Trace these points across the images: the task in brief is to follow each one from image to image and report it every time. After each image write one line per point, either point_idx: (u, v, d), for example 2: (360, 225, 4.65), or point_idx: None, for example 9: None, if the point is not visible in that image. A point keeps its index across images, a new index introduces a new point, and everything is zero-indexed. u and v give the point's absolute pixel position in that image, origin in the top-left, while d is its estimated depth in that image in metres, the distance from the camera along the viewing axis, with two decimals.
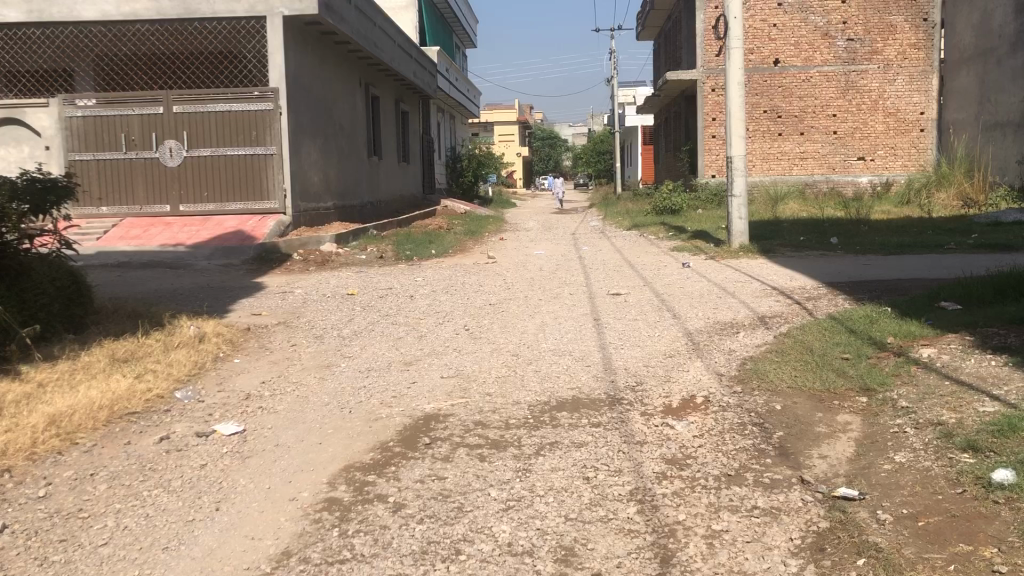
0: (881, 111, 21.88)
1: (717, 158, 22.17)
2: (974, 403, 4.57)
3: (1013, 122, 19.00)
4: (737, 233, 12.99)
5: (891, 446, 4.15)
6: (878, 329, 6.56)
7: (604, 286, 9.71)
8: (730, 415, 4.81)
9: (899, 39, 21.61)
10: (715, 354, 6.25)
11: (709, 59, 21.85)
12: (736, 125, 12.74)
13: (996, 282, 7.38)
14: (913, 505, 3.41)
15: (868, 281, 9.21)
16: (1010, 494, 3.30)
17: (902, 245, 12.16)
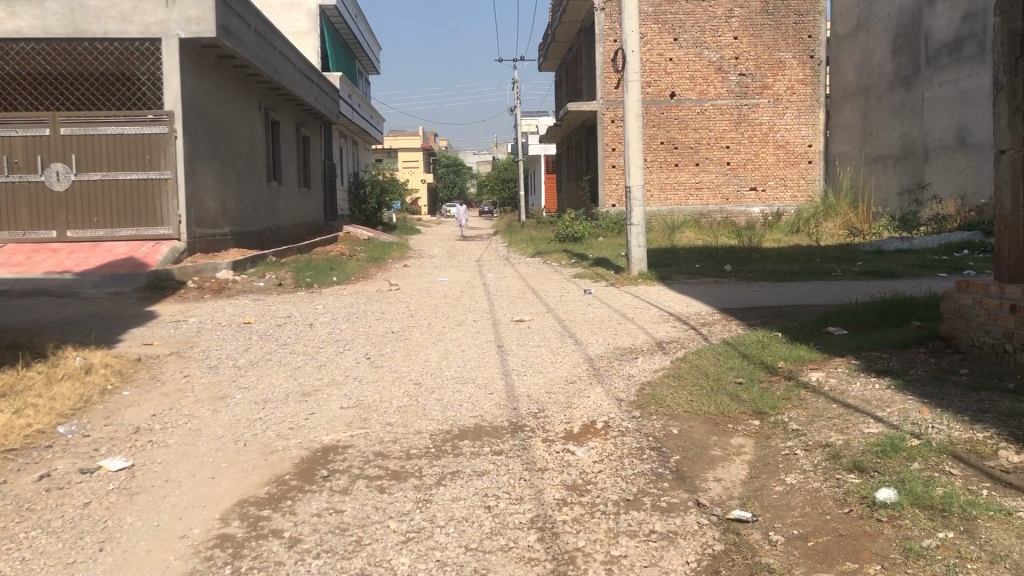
0: (772, 143, 22.78)
1: (617, 188, 22.63)
2: (859, 424, 4.77)
3: (893, 156, 20.05)
4: (636, 260, 13.25)
5: (782, 467, 4.28)
6: (769, 354, 6.78)
7: (507, 313, 9.76)
8: (629, 440, 4.88)
9: (788, 74, 22.53)
10: (615, 379, 6.35)
11: (608, 90, 22.36)
12: (635, 155, 13.04)
13: (879, 308, 7.77)
14: (803, 526, 3.51)
15: (760, 307, 9.53)
16: (892, 513, 3.45)
17: (792, 272, 12.62)
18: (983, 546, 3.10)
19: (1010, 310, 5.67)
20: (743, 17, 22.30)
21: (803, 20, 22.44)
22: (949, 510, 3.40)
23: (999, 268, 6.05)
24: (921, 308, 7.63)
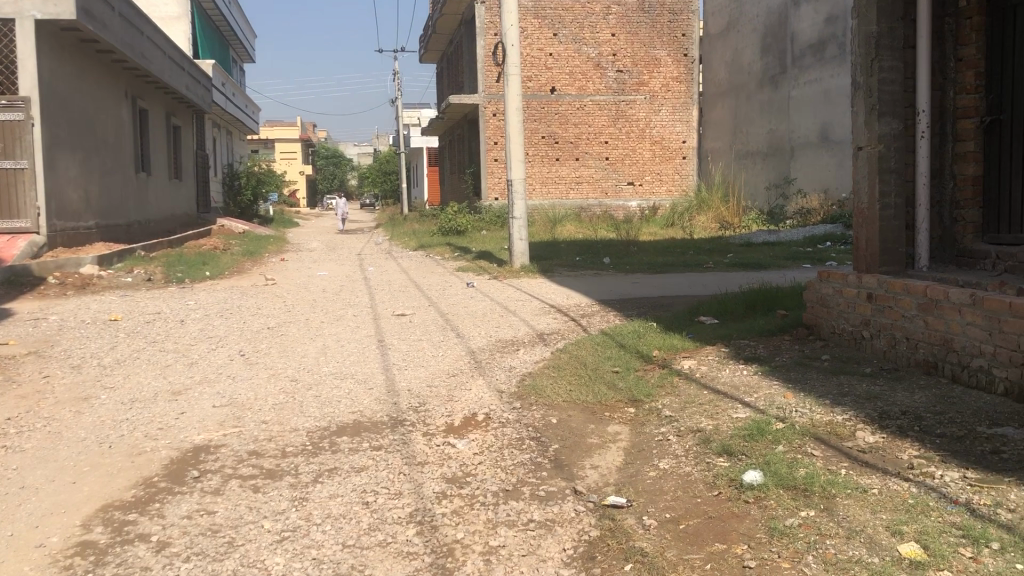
0: (648, 139, 23.39)
1: (499, 181, 22.75)
2: (728, 410, 4.95)
3: (762, 152, 20.92)
4: (519, 253, 13.35)
5: (655, 453, 4.39)
6: (644, 343, 6.96)
7: (388, 307, 9.67)
8: (509, 430, 4.92)
9: (663, 72, 23.16)
10: (496, 371, 6.38)
11: (489, 84, 22.42)
12: (515, 148, 13.13)
13: (747, 297, 8.09)
14: (675, 509, 3.62)
15: (636, 298, 9.78)
16: (758, 494, 3.61)
17: (666, 264, 13.02)
18: (840, 522, 3.26)
19: (867, 298, 6.01)
20: (620, 15, 22.74)
21: (677, 19, 23.10)
22: (809, 489, 3.58)
23: (856, 259, 6.39)
24: (785, 297, 8.00)
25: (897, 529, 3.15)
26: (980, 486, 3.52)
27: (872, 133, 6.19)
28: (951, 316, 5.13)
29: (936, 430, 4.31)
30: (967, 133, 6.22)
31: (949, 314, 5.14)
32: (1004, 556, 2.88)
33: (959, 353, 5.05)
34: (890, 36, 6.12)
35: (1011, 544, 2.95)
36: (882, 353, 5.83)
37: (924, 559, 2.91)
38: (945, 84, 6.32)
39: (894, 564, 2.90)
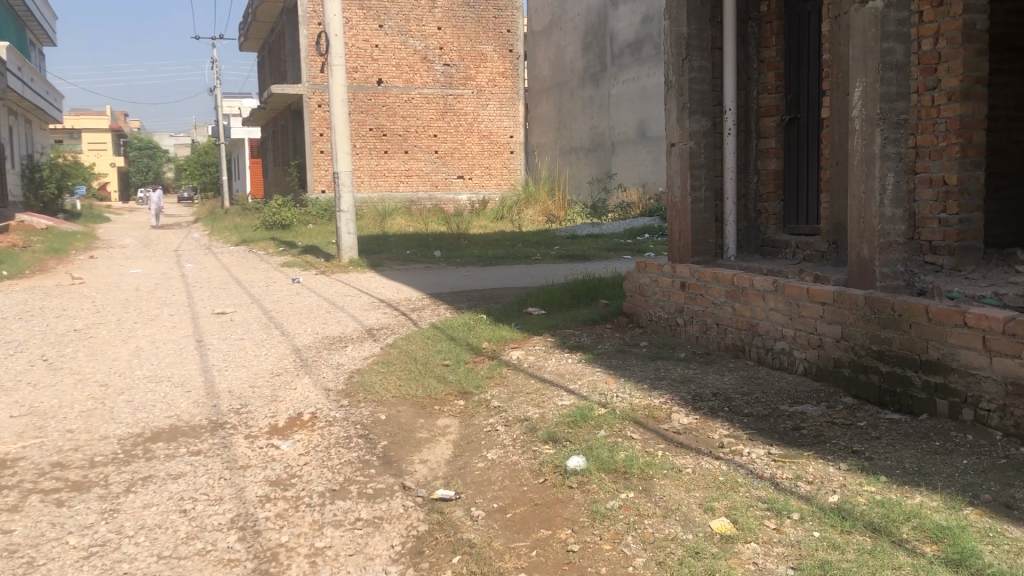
0: (476, 133, 23.58)
1: (325, 174, 22.29)
2: (554, 397, 5.08)
3: (585, 147, 21.60)
4: (347, 248, 13.12)
5: (484, 444, 4.44)
6: (474, 335, 7.01)
7: (208, 305, 9.26)
8: (336, 429, 4.82)
9: (489, 67, 23.42)
10: (323, 369, 6.25)
11: (313, 74, 21.89)
12: (341, 141, 12.88)
13: (572, 287, 8.31)
14: (502, 499, 3.66)
15: (466, 290, 9.84)
16: (581, 478, 3.72)
17: (495, 257, 13.18)
18: (658, 502, 3.41)
19: (681, 287, 6.32)
20: (446, 8, 22.75)
21: (502, 15, 23.38)
22: (629, 472, 3.73)
23: (672, 250, 6.68)
24: (607, 288, 8.31)
25: (709, 505, 3.32)
26: (783, 461, 3.77)
27: (683, 130, 6.48)
28: (756, 302, 5.46)
29: (744, 409, 4.59)
30: (769, 131, 6.65)
31: (755, 300, 5.47)
32: (803, 525, 3.10)
33: (763, 337, 5.40)
34: (699, 37, 6.43)
35: (809, 513, 3.18)
36: (695, 338, 6.15)
37: (733, 532, 3.08)
38: (749, 84, 6.73)
39: (706, 539, 3.06)
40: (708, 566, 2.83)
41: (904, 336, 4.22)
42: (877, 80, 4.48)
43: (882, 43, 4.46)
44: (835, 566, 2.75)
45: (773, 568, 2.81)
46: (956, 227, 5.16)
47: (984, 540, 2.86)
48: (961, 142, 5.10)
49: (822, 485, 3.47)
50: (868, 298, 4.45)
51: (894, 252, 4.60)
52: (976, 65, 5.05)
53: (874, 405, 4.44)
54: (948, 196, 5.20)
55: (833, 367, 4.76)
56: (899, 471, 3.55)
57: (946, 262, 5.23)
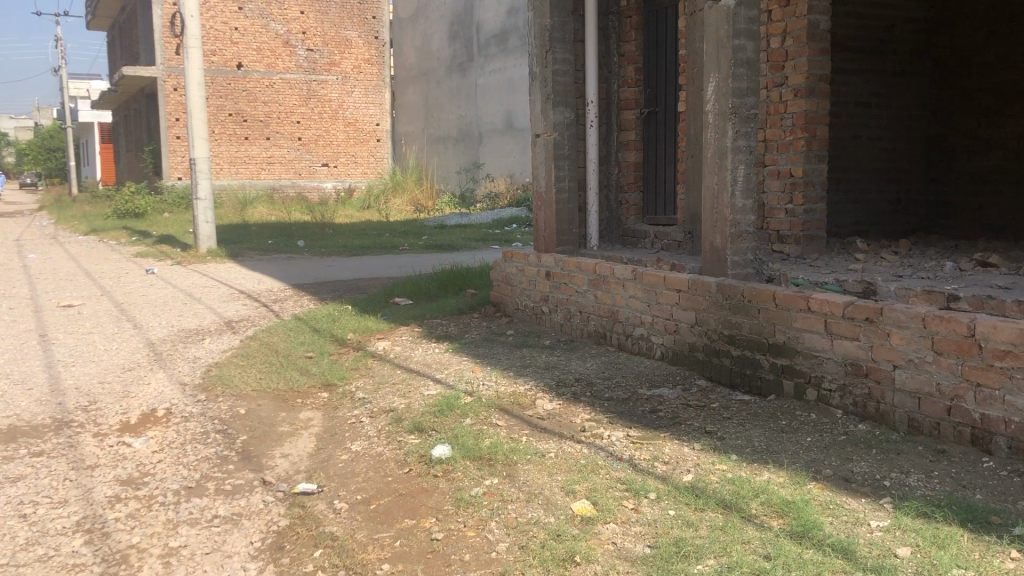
0: (342, 120, 23.22)
1: (182, 160, 21.41)
2: (420, 387, 5.07)
3: (452, 136, 21.61)
4: (205, 237, 12.63)
5: (348, 436, 4.38)
6: (338, 326, 6.90)
7: (51, 298, 8.74)
8: (192, 425, 4.65)
9: (354, 53, 23.11)
10: (179, 363, 6.00)
11: (168, 56, 20.97)
12: (199, 126, 12.38)
13: (439, 277, 8.31)
14: (366, 490, 3.63)
15: (330, 281, 9.67)
16: (446, 467, 3.73)
17: (361, 247, 13.02)
18: (521, 487, 3.46)
19: (546, 276, 6.41)
20: None
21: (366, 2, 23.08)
22: (493, 458, 3.77)
23: (536, 240, 6.77)
24: (474, 277, 8.36)
25: (571, 488, 3.39)
26: (642, 442, 3.89)
27: (548, 121, 6.57)
28: (616, 290, 5.60)
29: (604, 394, 4.71)
30: (629, 123, 6.82)
31: (616, 288, 5.61)
32: (660, 504, 3.21)
33: (624, 324, 5.54)
34: (562, 30, 6.51)
35: (665, 492, 3.30)
36: (559, 326, 6.27)
37: (593, 514, 3.16)
38: (610, 77, 6.88)
39: (568, 522, 3.12)
40: (568, 547, 2.89)
41: (754, 321, 4.43)
42: (729, 75, 4.67)
43: (734, 40, 4.64)
44: (689, 543, 2.85)
45: (631, 546, 2.90)
46: (802, 217, 5.45)
47: (824, 512, 3.03)
48: (806, 137, 5.37)
49: (677, 465, 3.59)
50: (720, 285, 4.64)
51: (745, 241, 4.81)
52: (820, 63, 5.33)
53: (726, 387, 4.64)
54: (794, 188, 5.48)
55: (689, 351, 4.94)
56: (749, 450, 3.72)
57: (793, 251, 5.50)
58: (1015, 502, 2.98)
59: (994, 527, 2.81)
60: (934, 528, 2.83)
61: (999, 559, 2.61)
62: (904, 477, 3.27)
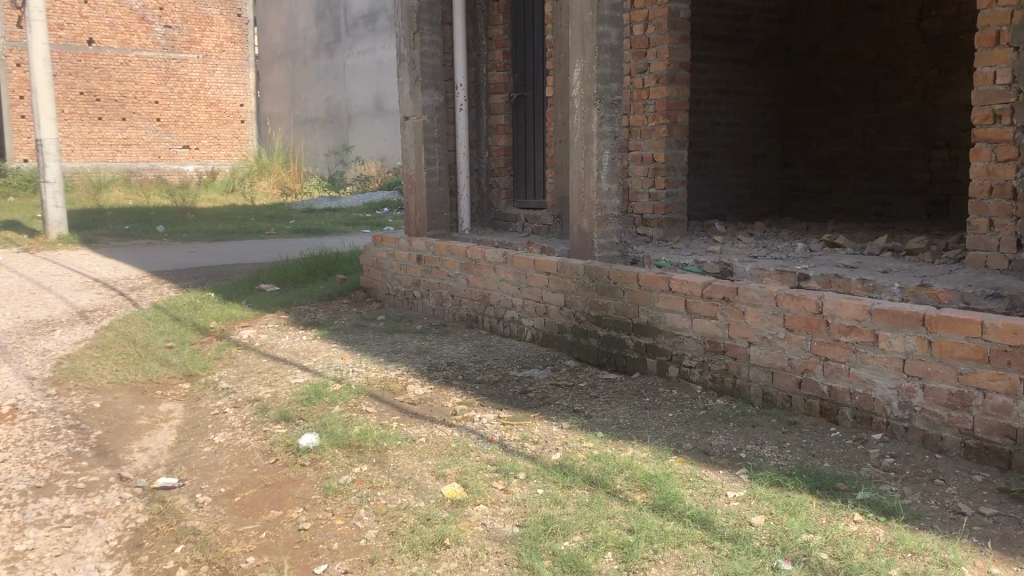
0: (203, 100, 22.27)
1: (28, 141, 20.12)
2: (287, 375, 4.96)
3: (320, 118, 21.18)
4: (54, 223, 11.89)
5: (211, 428, 4.24)
6: (201, 315, 6.65)
7: None
8: (41, 421, 4.40)
9: (216, 31, 22.23)
10: (25, 357, 5.65)
11: (10, 29, 19.63)
12: (45, 105, 11.66)
13: (307, 262, 8.14)
14: (231, 482, 3.52)
15: (193, 268, 9.32)
16: (314, 455, 3.67)
17: (225, 232, 12.59)
18: (391, 473, 3.43)
19: (417, 260, 6.38)
20: None
21: None
22: (363, 446, 3.72)
23: (407, 224, 6.71)
24: (343, 262, 8.24)
25: (441, 472, 3.39)
26: (511, 424, 3.93)
27: (417, 104, 6.50)
28: (488, 273, 5.62)
29: (475, 377, 4.73)
30: (498, 107, 6.84)
31: (486, 272, 5.63)
32: (529, 483, 3.26)
33: (494, 306, 5.58)
34: (429, 12, 6.44)
35: (534, 472, 3.34)
36: (431, 310, 6.25)
37: (463, 496, 3.17)
38: (479, 61, 6.88)
39: (438, 506, 3.12)
40: (438, 531, 2.89)
41: (619, 302, 4.53)
42: (594, 61, 4.74)
43: (598, 26, 4.71)
44: (557, 520, 2.90)
45: (501, 527, 2.92)
46: (664, 201, 5.60)
47: (685, 485, 3.15)
48: (668, 122, 5.53)
49: (546, 445, 3.65)
50: (587, 267, 4.73)
51: (611, 225, 4.92)
52: (680, 51, 5.48)
53: (594, 366, 4.74)
54: (657, 172, 5.63)
55: (558, 332, 5.03)
56: (614, 427, 3.82)
57: (656, 234, 5.65)
58: (859, 468, 3.17)
59: (840, 493, 2.98)
60: (785, 496, 2.98)
61: (845, 522, 2.77)
62: (759, 449, 3.43)
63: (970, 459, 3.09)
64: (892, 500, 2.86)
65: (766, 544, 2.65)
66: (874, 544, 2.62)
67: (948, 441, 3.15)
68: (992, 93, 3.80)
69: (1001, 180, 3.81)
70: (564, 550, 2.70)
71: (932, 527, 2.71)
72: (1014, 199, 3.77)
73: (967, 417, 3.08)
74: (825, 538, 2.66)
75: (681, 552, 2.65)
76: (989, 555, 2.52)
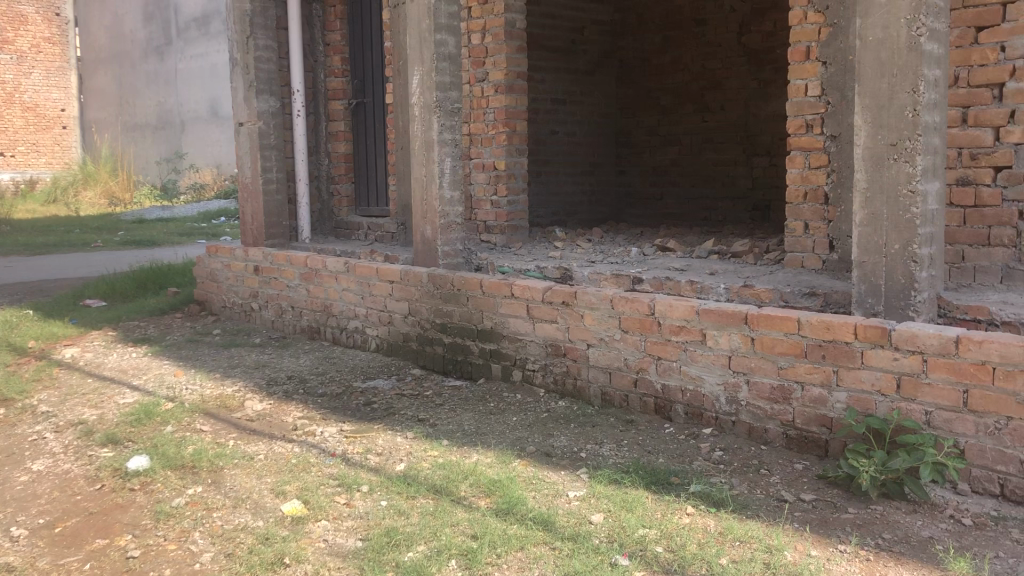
0: (19, 104, 20.71)
1: None
2: (114, 396, 4.68)
3: (151, 124, 20.25)
4: None
5: (28, 455, 3.94)
6: (17, 333, 6.18)
7: None
8: None
9: (31, 30, 20.75)
10: None
11: None
12: None
13: (136, 276, 7.73)
14: (51, 512, 3.29)
15: (9, 283, 8.68)
16: (144, 479, 3.49)
17: (46, 244, 11.79)
18: (227, 493, 3.30)
19: (254, 271, 6.17)
20: None
21: None
22: (197, 466, 3.56)
23: (244, 233, 6.49)
24: (176, 274, 7.90)
25: (280, 489, 3.29)
26: (355, 436, 3.86)
27: (251, 110, 6.29)
28: (329, 283, 5.51)
29: (318, 390, 4.63)
30: (338, 114, 6.74)
31: (327, 282, 5.51)
32: (372, 496, 3.21)
33: (337, 317, 5.48)
34: (263, 15, 6.26)
35: (377, 484, 3.30)
36: (271, 323, 6.07)
37: (303, 513, 3.09)
38: (316, 67, 6.74)
39: (277, 524, 3.02)
40: (277, 550, 2.80)
41: (463, 309, 4.55)
42: (432, 69, 4.73)
43: (435, 34, 4.69)
44: (400, 532, 2.87)
45: (343, 542, 2.87)
46: (506, 208, 5.67)
47: (528, 488, 3.19)
48: (507, 131, 5.60)
49: (390, 455, 3.61)
50: (430, 275, 4.71)
51: (454, 232, 4.92)
52: (517, 61, 5.57)
53: (439, 374, 4.73)
54: (498, 180, 5.70)
55: (403, 341, 4.99)
56: (459, 434, 3.82)
57: (499, 241, 5.70)
58: (691, 462, 3.31)
59: (673, 487, 3.10)
60: (623, 493, 3.07)
61: (679, 516, 2.88)
62: (598, 448, 3.51)
63: (791, 448, 3.27)
64: (721, 492, 3.00)
65: (604, 542, 2.72)
66: (705, 534, 2.73)
67: (771, 433, 3.33)
68: (804, 104, 4.06)
69: (814, 185, 4.07)
70: (407, 560, 2.68)
71: (758, 515, 2.86)
72: (826, 203, 4.04)
73: (787, 409, 3.27)
74: (660, 531, 2.76)
75: (524, 555, 2.68)
76: (809, 538, 2.68)
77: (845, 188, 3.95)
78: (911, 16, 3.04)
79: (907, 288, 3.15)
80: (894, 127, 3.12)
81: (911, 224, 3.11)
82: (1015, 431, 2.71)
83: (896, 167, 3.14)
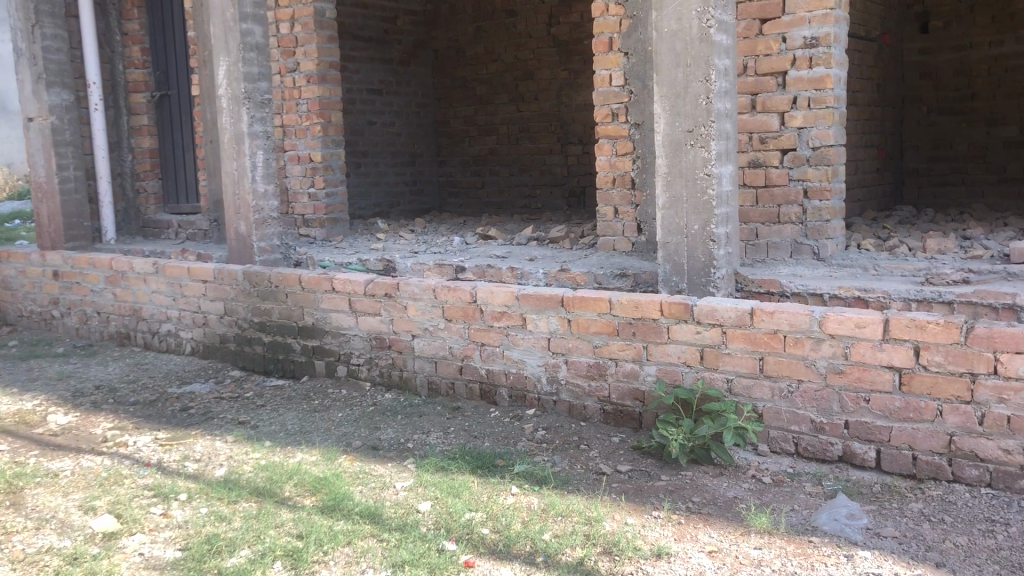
0: None
1: None
2: None
3: None
4: None
5: None
6: None
7: None
8: None
9: None
10: None
11: None
12: None
13: None
14: None
15: None
16: None
17: None
18: (28, 515, 3.08)
19: (53, 276, 5.77)
20: None
21: None
22: None
23: (39, 237, 6.03)
24: None
25: (90, 506, 3.10)
26: (171, 444, 3.70)
27: (41, 103, 5.85)
28: (136, 286, 5.23)
29: (129, 399, 4.39)
30: (139, 107, 6.38)
31: (134, 284, 5.23)
32: (190, 504, 3.09)
33: (147, 321, 5.21)
34: (50, 2, 5.83)
35: (196, 492, 3.18)
36: (74, 330, 5.70)
37: (115, 529, 2.92)
38: (114, 57, 6.35)
39: (86, 542, 2.85)
40: (87, 569, 2.64)
41: (282, 306, 4.44)
42: (238, 59, 4.57)
43: (241, 24, 4.53)
44: (221, 538, 2.78)
45: (160, 554, 2.75)
46: (324, 201, 5.56)
47: (354, 483, 3.16)
48: (321, 122, 5.51)
49: (209, 461, 3.49)
50: (246, 273, 4.56)
51: (269, 227, 4.79)
52: (328, 51, 5.49)
53: (260, 375, 4.60)
54: (314, 172, 5.59)
55: (220, 342, 4.81)
56: (282, 434, 3.74)
57: (318, 234, 5.59)
58: (515, 443, 3.38)
59: (498, 469, 3.16)
60: (448, 479, 3.10)
61: (503, 496, 2.95)
62: (425, 437, 3.53)
63: (608, 422, 3.41)
64: (543, 470, 3.09)
65: (431, 529, 2.74)
66: (528, 512, 2.81)
67: (590, 409, 3.46)
68: (609, 94, 4.22)
69: (622, 171, 4.24)
70: (230, 566, 2.60)
71: (578, 489, 2.97)
72: (633, 187, 4.22)
73: (603, 386, 3.40)
74: (485, 513, 2.81)
75: (351, 550, 2.66)
76: (625, 507, 2.81)
77: (649, 174, 4.14)
78: (702, 9, 3.22)
79: (707, 265, 3.36)
80: (689, 114, 3.31)
81: (708, 205, 3.31)
82: (805, 392, 2.95)
83: (692, 152, 3.32)
